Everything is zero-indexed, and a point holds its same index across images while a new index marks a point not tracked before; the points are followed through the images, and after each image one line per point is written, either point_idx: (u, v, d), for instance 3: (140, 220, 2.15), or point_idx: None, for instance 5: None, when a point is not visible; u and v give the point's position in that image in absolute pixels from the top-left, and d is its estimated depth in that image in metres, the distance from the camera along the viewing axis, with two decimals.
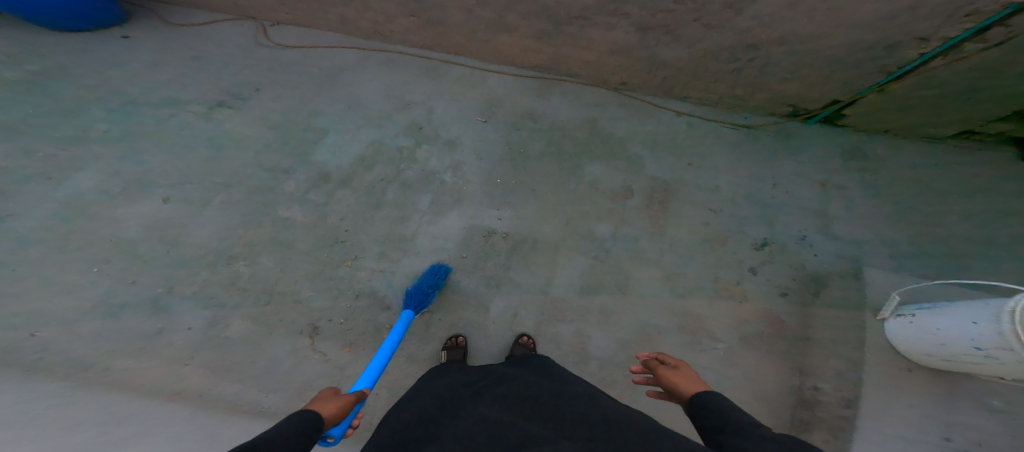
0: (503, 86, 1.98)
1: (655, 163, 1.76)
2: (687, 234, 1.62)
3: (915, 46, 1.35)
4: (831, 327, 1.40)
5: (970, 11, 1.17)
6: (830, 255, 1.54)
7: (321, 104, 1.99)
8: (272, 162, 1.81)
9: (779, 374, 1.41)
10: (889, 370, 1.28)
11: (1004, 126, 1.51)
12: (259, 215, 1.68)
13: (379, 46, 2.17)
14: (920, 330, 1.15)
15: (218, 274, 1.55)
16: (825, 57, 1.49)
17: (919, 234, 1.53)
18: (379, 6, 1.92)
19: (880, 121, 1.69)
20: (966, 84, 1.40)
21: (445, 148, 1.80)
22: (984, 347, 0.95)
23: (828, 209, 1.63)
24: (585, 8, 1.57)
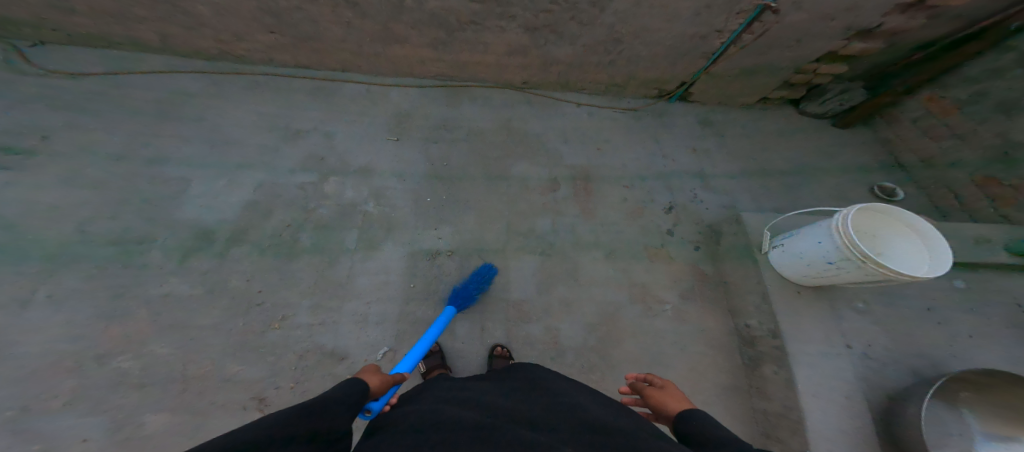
0: (406, 100, 1.88)
1: (571, 151, 1.89)
2: (612, 212, 1.77)
3: (716, 37, 1.71)
4: (738, 266, 1.56)
5: (739, 10, 1.56)
6: (718, 206, 1.83)
7: (173, 148, 1.59)
8: (118, 231, 1.38)
9: (719, 319, 1.57)
10: (785, 294, 1.38)
11: (784, 92, 2.10)
12: (122, 300, 1.26)
13: (242, 69, 1.84)
14: (785, 257, 1.35)
15: (90, 377, 1.14)
16: (668, 46, 1.77)
17: (776, 172, 1.93)
18: (223, 21, 1.62)
19: (715, 95, 2.10)
20: (753, 64, 1.87)
21: (360, 175, 1.63)
22: (831, 260, 1.16)
23: (707, 169, 1.94)
24: (473, 13, 1.59)
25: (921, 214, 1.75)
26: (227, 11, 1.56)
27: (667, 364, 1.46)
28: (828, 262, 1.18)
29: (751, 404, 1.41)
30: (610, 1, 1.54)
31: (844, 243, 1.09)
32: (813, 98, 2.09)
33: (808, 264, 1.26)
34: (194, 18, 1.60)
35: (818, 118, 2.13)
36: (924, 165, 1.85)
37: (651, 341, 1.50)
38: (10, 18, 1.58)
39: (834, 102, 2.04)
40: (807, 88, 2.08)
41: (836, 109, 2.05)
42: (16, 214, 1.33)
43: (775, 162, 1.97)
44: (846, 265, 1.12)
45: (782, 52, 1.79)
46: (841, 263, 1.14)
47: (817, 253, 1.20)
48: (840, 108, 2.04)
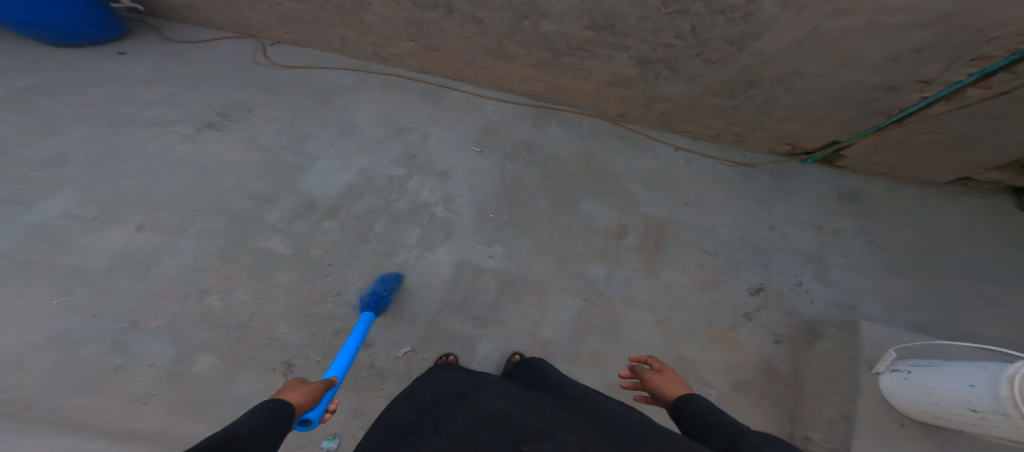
0: (501, 114, 1.93)
1: (651, 201, 1.62)
2: (682, 277, 1.45)
3: (916, 90, 1.27)
4: (824, 376, 1.15)
5: (975, 56, 1.11)
6: (829, 303, 1.36)
7: (314, 127, 1.96)
8: (257, 189, 1.76)
9: (771, 421, 1.20)
10: (881, 422, 1.00)
11: (1008, 174, 1.44)
12: (241, 244, 1.63)
13: (379, 68, 2.15)
14: (900, 385, 0.92)
15: (188, 307, 1.48)
16: (826, 96, 1.41)
17: (953, 284, 1.36)
18: (379, 30, 1.91)
19: (880, 162, 1.58)
20: (969, 130, 1.31)
21: (439, 178, 1.74)
22: (975, 409, 0.75)
23: (827, 254, 1.48)
24: (584, 40, 1.54)
25: None
26: (383, 21, 1.84)
27: None
28: (968, 410, 0.77)
29: None
30: (753, 41, 1.30)
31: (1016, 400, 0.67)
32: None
33: (934, 401, 0.84)
34: (362, 26, 1.92)
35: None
36: None
37: None
38: (264, 23, 2.09)
39: None
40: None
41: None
42: (203, 163, 1.81)
43: (942, 264, 1.40)
44: (1002, 424, 0.71)
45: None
46: (993, 419, 0.73)
47: (954, 393, 0.78)
48: None
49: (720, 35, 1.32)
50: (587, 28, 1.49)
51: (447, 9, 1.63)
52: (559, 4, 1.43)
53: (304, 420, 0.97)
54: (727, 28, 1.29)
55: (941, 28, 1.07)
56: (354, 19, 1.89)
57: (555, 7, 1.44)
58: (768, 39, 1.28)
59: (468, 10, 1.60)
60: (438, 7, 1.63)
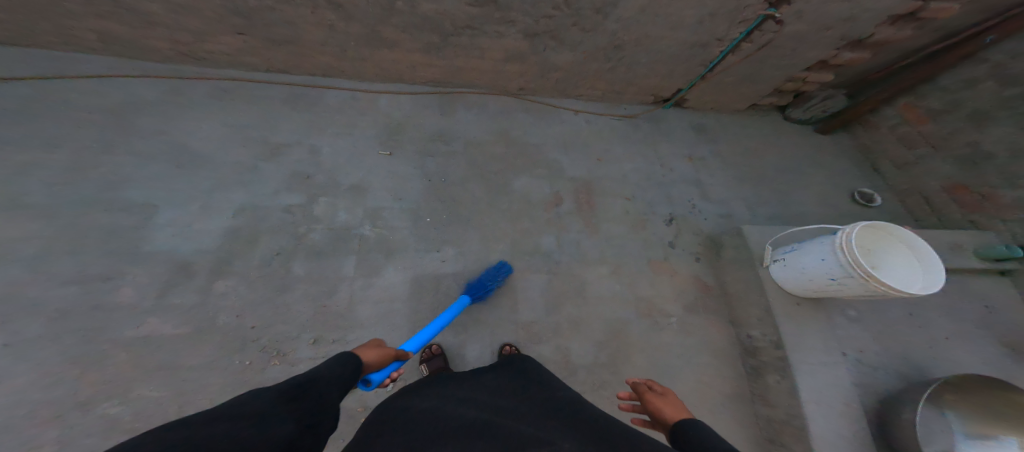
0: (397, 108, 1.75)
1: (570, 165, 1.76)
2: (616, 226, 1.66)
3: (716, 45, 1.68)
4: (740, 279, 1.50)
5: (742, 19, 1.54)
6: (716, 216, 1.76)
7: (134, 166, 1.40)
8: (75, 270, 1.19)
9: (722, 330, 1.52)
10: (786, 305, 1.33)
11: (772, 99, 2.10)
12: (95, 343, 1.12)
13: (202, 72, 1.64)
14: (785, 273, 1.32)
15: (73, 429, 1.02)
16: (666, 56, 1.73)
17: (773, 179, 1.91)
18: (179, 22, 1.43)
19: (706, 100, 2.05)
20: (750, 69, 1.83)
21: (353, 194, 1.51)
22: (832, 277, 1.15)
23: (702, 176, 1.87)
24: (471, 17, 1.49)
25: (898, 221, 1.81)
26: (184, 9, 1.38)
27: (677, 376, 1.40)
28: (830, 279, 1.16)
29: (754, 409, 1.37)
30: (615, 8, 1.47)
31: (848, 261, 1.08)
32: (799, 105, 2.09)
33: (810, 280, 1.24)
34: (143, 17, 1.40)
35: (801, 123, 2.15)
36: (897, 170, 1.90)
37: (660, 354, 1.43)
38: None
39: (818, 109, 2.06)
40: (794, 95, 2.09)
41: (819, 116, 2.08)
42: None
43: (764, 168, 1.95)
44: (848, 282, 1.11)
45: (775, 60, 1.78)
46: (844, 281, 1.12)
47: (819, 271, 1.19)
48: (822, 115, 2.08)
49: (588, 5, 1.45)
50: (469, 5, 1.43)
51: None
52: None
53: (366, 381, 0.88)
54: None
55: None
56: (135, 8, 1.36)
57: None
58: (623, 8, 1.47)
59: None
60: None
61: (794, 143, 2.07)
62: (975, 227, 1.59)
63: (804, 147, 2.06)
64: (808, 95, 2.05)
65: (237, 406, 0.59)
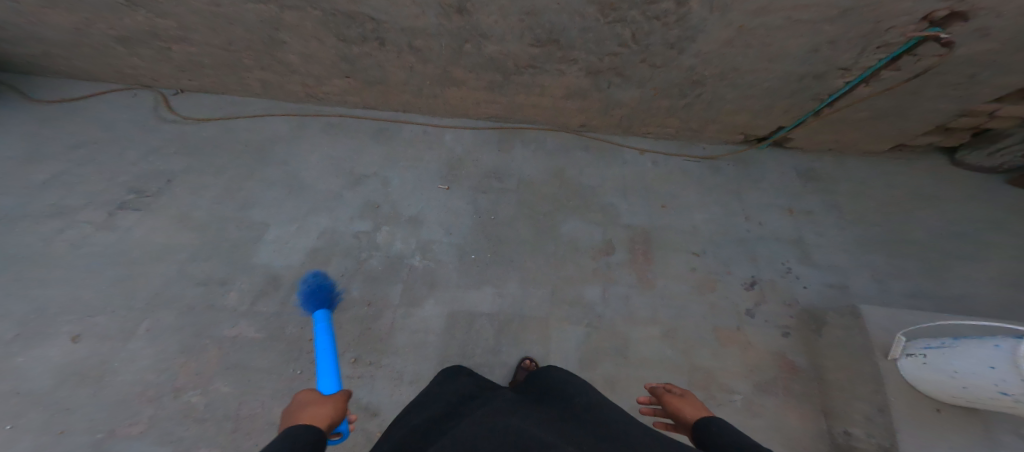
0: (462, 142, 1.83)
1: (630, 210, 1.60)
2: (678, 285, 1.44)
3: (839, 76, 1.34)
4: (847, 368, 1.15)
5: (882, 43, 1.19)
6: (821, 287, 1.39)
7: (255, 191, 1.75)
8: (205, 273, 1.53)
9: (805, 419, 1.19)
10: (914, 406, 0.99)
11: (934, 138, 1.59)
12: (200, 337, 1.39)
13: (319, 110, 1.98)
14: (921, 368, 0.96)
15: (165, 408, 1.25)
16: (765, 89, 1.43)
17: (915, 247, 1.44)
18: (306, 69, 1.73)
19: (824, 141, 1.65)
20: (892, 104, 1.41)
21: (410, 226, 1.62)
22: (1004, 391, 0.79)
23: (804, 234, 1.50)
24: (532, 57, 1.47)
25: None
26: (310, 60, 1.66)
27: None
28: (1000, 393, 0.81)
29: None
30: (692, 41, 1.28)
31: None
32: (979, 146, 1.55)
33: (964, 387, 0.88)
34: (286, 67, 1.74)
35: (986, 172, 1.59)
36: None
37: None
38: (155, 71, 1.87)
39: (1014, 154, 1.48)
40: (973, 132, 1.54)
41: (1016, 162, 1.50)
42: (130, 252, 1.55)
43: (906, 230, 1.48)
44: None
45: (940, 92, 1.33)
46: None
47: (981, 376, 0.83)
48: (1022, 161, 1.49)
49: (660, 40, 1.30)
50: (532, 46, 1.42)
51: (379, 41, 1.52)
52: (498, 25, 1.36)
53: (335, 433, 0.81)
54: (665, 33, 1.27)
55: (847, 21, 1.13)
56: (270, 59, 1.70)
57: (494, 27, 1.37)
58: (702, 41, 1.27)
59: (403, 39, 1.49)
60: (368, 40, 1.51)
61: (959, 199, 1.54)
62: None
63: (985, 207, 1.51)
64: (997, 133, 1.48)
65: None
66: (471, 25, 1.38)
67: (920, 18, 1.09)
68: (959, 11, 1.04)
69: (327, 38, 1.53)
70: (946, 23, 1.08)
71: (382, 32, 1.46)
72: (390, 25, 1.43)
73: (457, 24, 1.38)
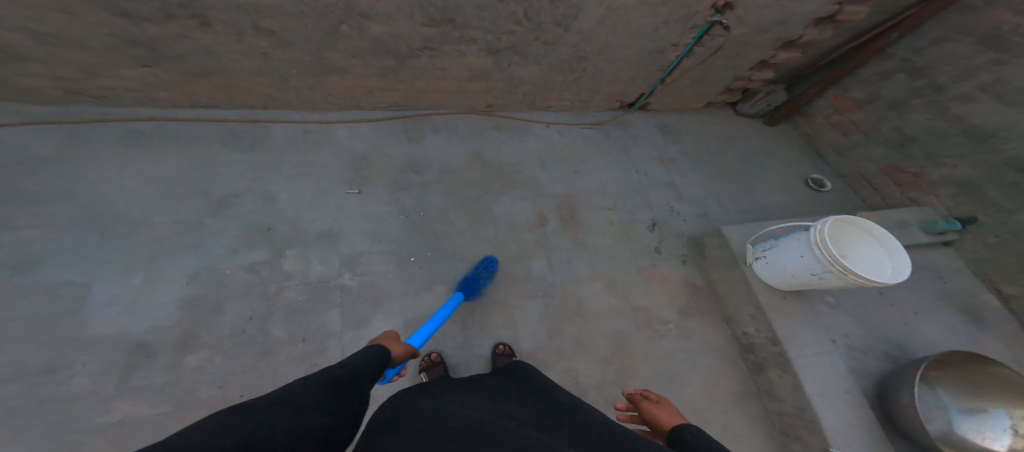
0: (360, 138, 1.61)
1: (551, 181, 1.72)
2: (603, 239, 1.65)
3: (671, 51, 1.71)
4: (726, 276, 1.55)
5: (693, 25, 1.58)
6: (694, 216, 1.81)
7: (29, 237, 1.12)
8: (6, 363, 0.95)
9: (718, 329, 1.54)
10: (773, 299, 1.40)
11: (726, 96, 2.20)
12: (57, 441, 0.90)
13: (104, 113, 1.38)
14: (768, 269, 1.37)
15: None
16: (630, 63, 1.73)
17: (735, 175, 2.00)
18: (73, 57, 1.19)
19: (670, 103, 2.11)
20: (703, 72, 1.90)
21: (324, 242, 1.35)
22: (813, 272, 1.21)
23: (674, 179, 1.91)
24: (428, 38, 1.39)
25: (844, 205, 1.95)
26: (83, 46, 1.16)
27: (684, 381, 1.39)
28: (811, 274, 1.23)
29: (763, 404, 1.39)
30: (575, 20, 1.43)
31: (826, 258, 1.14)
32: (748, 100, 2.22)
33: (793, 276, 1.29)
34: (4, 51, 1.11)
35: (750, 118, 2.29)
36: (837, 156, 2.06)
37: (665, 362, 1.42)
38: None
39: (764, 104, 2.19)
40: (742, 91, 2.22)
41: (765, 110, 2.22)
42: None
43: (727, 162, 2.05)
44: (827, 276, 1.17)
45: (724, 63, 1.86)
46: (824, 275, 1.18)
47: (799, 266, 1.25)
48: (769, 108, 2.21)
49: (550, 18, 1.41)
50: (426, 25, 1.33)
51: (198, 19, 1.15)
52: (382, 4, 1.23)
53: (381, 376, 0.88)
54: (552, 11, 1.38)
55: (674, 5, 1.45)
56: None
57: (376, 7, 1.23)
58: (583, 19, 1.44)
59: (244, 21, 1.18)
60: (180, 15, 1.12)
61: (748, 136, 2.20)
62: (912, 202, 1.78)
63: (764, 141, 2.20)
64: (753, 91, 2.20)
65: (283, 393, 0.56)
66: (347, 3, 1.20)
67: (710, 7, 1.50)
68: (728, 1, 1.50)
69: (87, 10, 1.07)
70: (722, 11, 1.54)
71: (211, 7, 1.12)
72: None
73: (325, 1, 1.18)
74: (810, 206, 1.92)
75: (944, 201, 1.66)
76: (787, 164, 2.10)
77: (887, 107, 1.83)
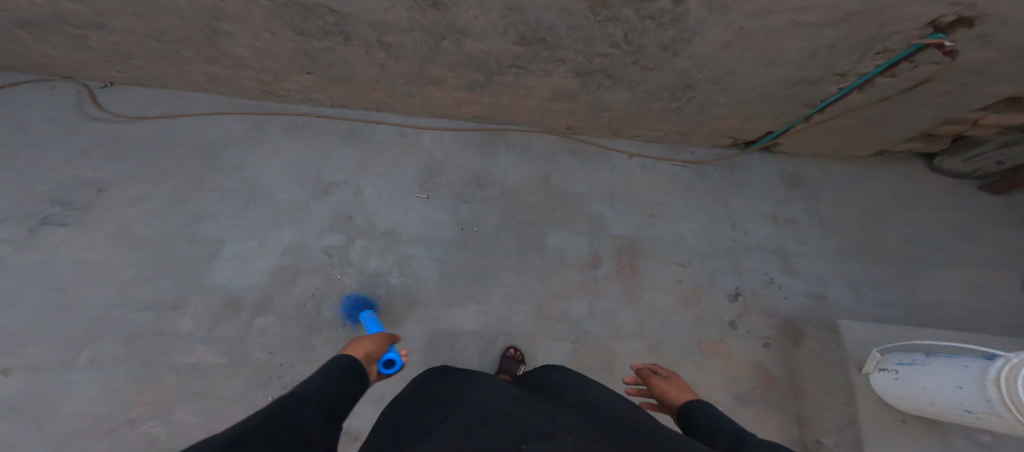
0: (441, 146, 1.72)
1: (618, 219, 1.56)
2: (663, 298, 1.42)
3: (834, 82, 1.30)
4: (819, 379, 1.16)
5: (881, 50, 1.15)
6: (803, 298, 1.40)
7: (203, 201, 1.56)
8: (152, 296, 1.36)
9: (780, 427, 1.21)
10: (879, 417, 1.03)
11: (916, 144, 1.60)
12: (155, 365, 1.26)
13: (280, 107, 1.80)
14: (892, 384, 0.96)
15: (121, 443, 1.15)
16: (757, 94, 1.39)
17: (887, 255, 1.47)
18: (260, 64, 1.54)
19: (812, 145, 1.64)
20: (883, 109, 1.39)
21: (386, 239, 1.52)
22: (970, 410, 0.81)
23: (785, 244, 1.50)
24: (516, 56, 1.36)
25: None
26: (261, 54, 1.47)
27: None
28: (964, 411, 0.83)
29: None
30: (688, 44, 1.21)
31: (1004, 404, 0.74)
32: (956, 153, 1.57)
33: (931, 403, 0.89)
34: (232, 59, 1.52)
35: (958, 177, 1.64)
36: None
37: None
38: (74, 60, 1.58)
39: (988, 160, 1.52)
40: (951, 138, 1.55)
41: (990, 168, 1.53)
42: (71, 274, 1.35)
43: (885, 237, 1.51)
44: (996, 422, 0.78)
45: (928, 100, 1.32)
46: (988, 418, 0.79)
47: (947, 395, 0.85)
48: (995, 167, 1.52)
49: (655, 41, 1.21)
50: (516, 44, 1.30)
51: (343, 35, 1.35)
52: (479, 22, 1.23)
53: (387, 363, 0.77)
54: (659, 33, 1.19)
55: (851, 25, 1.08)
56: (213, 52, 1.49)
57: (474, 24, 1.24)
58: (699, 43, 1.20)
59: (371, 35, 1.33)
60: (330, 34, 1.34)
61: (931, 204, 1.58)
62: None
63: (956, 216, 1.55)
64: (972, 141, 1.50)
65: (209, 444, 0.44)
66: (449, 21, 1.24)
67: (928, 23, 1.04)
68: (965, 17, 1.01)
69: (280, 31, 1.35)
70: (949, 28, 1.04)
71: (353, 25, 1.30)
72: (354, 19, 1.27)
73: (431, 20, 1.24)
74: (1008, 327, 1.31)
75: None
76: (994, 258, 1.43)
77: None
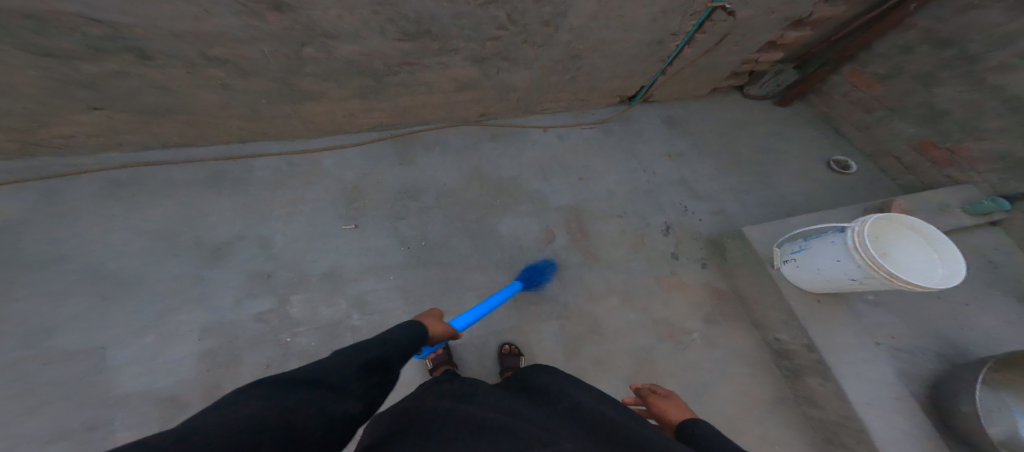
0: (350, 166, 1.52)
1: (554, 191, 1.63)
2: (615, 250, 1.57)
3: (671, 41, 1.55)
4: (751, 283, 1.46)
5: (693, 11, 1.41)
6: (711, 215, 1.71)
7: (22, 313, 1.08)
8: (38, 435, 0.95)
9: (746, 334, 1.46)
10: (808, 304, 1.30)
11: (732, 82, 2.07)
12: None
13: (72, 163, 1.30)
14: (799, 271, 1.27)
15: None
16: (628, 56, 1.58)
17: (749, 164, 1.88)
18: (7, 110, 1.06)
19: (672, 93, 1.97)
20: (707, 59, 1.76)
21: (327, 286, 1.30)
22: (853, 277, 1.10)
23: (685, 175, 1.80)
24: (405, 52, 1.25)
25: (872, 188, 1.82)
26: (8, 94, 1.02)
27: (713, 390, 1.33)
28: (851, 280, 1.12)
29: (802, 409, 1.33)
30: (565, 18, 1.29)
31: (868, 264, 1.02)
32: (755, 81, 2.08)
33: (828, 280, 1.19)
34: None
35: (761, 100, 2.13)
36: (860, 133, 1.93)
37: (691, 377, 1.34)
38: None
39: (773, 84, 2.06)
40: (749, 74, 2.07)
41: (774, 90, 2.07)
42: None
43: (742, 150, 1.92)
44: (869, 281, 1.07)
45: (729, 47, 1.72)
46: (866, 280, 1.08)
47: (837, 272, 1.14)
48: (778, 88, 2.07)
49: (537, 19, 1.25)
50: (399, 40, 1.20)
51: (137, 53, 1.01)
52: (345, 21, 1.08)
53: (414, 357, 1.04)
54: (539, 10, 1.22)
55: None
56: None
57: (341, 24, 1.09)
58: (573, 16, 1.28)
59: (189, 50, 1.04)
60: (117, 52, 0.99)
61: (760, 118, 2.07)
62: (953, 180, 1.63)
63: (777, 122, 2.06)
64: (761, 72, 2.04)
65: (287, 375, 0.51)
66: (308, 23, 1.06)
67: None
68: None
69: (4, 55, 0.92)
70: None
71: (147, 37, 0.97)
72: (143, 29, 0.95)
73: (280, 25, 1.04)
74: (834, 193, 1.81)
75: (983, 177, 1.53)
76: (805, 147, 1.97)
77: (916, 79, 1.66)
